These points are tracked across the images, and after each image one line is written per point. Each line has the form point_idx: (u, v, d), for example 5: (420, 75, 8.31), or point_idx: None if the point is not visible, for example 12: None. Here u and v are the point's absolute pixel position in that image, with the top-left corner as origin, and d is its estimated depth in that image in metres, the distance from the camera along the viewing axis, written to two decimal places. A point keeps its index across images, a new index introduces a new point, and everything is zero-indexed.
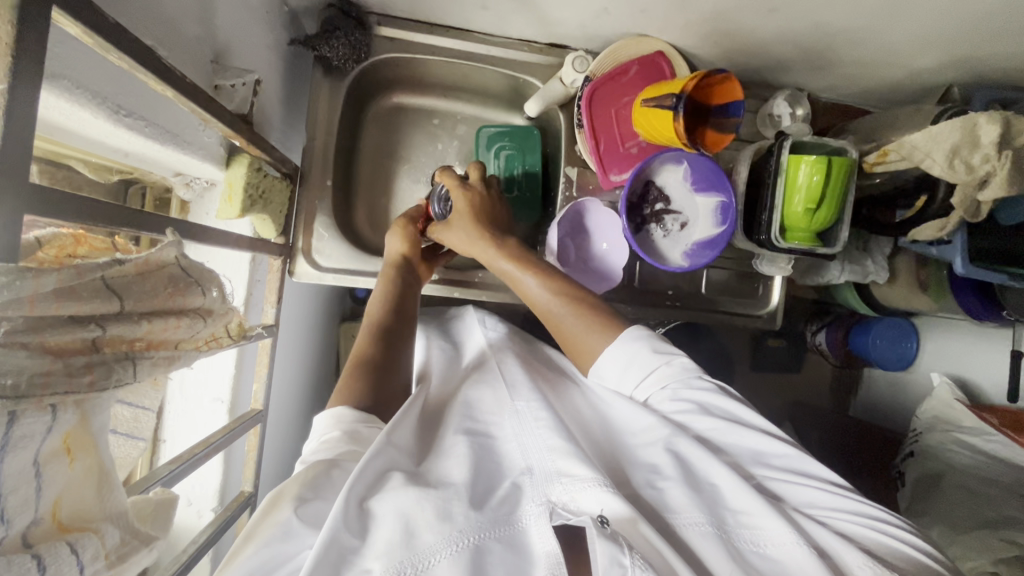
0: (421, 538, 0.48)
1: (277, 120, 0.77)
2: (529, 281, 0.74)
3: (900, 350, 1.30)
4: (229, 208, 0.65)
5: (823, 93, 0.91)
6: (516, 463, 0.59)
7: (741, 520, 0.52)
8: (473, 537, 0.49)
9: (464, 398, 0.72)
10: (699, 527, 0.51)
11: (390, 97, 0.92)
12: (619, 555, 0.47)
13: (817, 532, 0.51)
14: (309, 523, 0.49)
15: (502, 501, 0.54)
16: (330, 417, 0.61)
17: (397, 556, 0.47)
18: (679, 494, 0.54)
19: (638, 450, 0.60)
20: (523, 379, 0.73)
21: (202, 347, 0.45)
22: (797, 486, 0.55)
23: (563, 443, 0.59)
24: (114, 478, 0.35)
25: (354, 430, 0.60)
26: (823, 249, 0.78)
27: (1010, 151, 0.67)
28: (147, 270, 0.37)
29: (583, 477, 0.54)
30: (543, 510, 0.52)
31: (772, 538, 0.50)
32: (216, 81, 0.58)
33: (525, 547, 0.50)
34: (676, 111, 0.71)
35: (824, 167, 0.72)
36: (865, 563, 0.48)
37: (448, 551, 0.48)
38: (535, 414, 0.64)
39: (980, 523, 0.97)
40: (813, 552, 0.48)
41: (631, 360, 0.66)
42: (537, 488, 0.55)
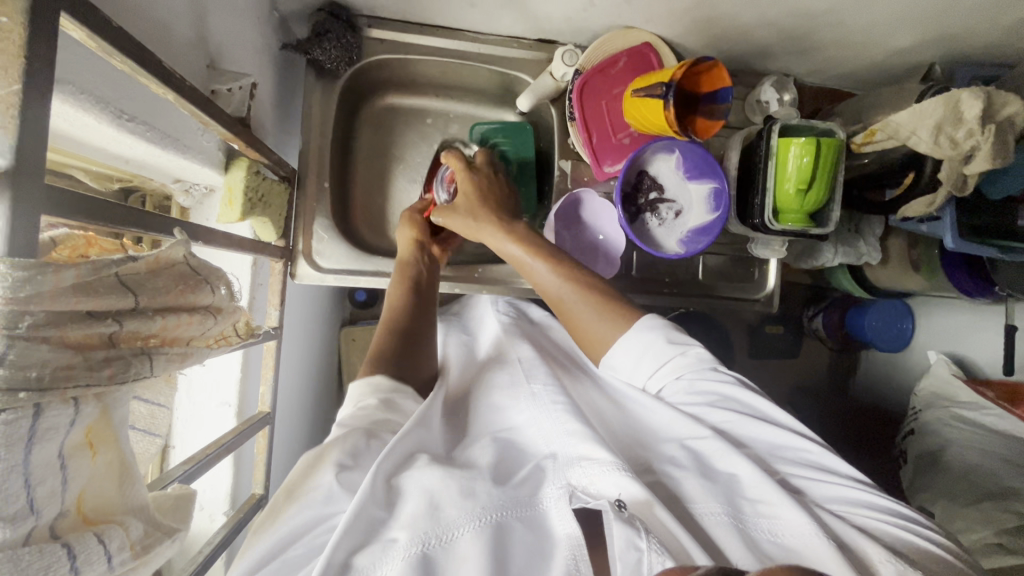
0: (445, 511, 0.50)
1: (271, 125, 0.78)
2: (539, 267, 0.74)
3: (896, 331, 1.32)
4: (230, 212, 0.66)
5: (808, 77, 0.93)
6: (539, 447, 0.62)
7: (759, 509, 0.54)
8: (496, 515, 0.51)
9: (485, 393, 0.74)
10: (716, 517, 0.54)
11: (381, 98, 0.93)
12: (635, 538, 0.49)
13: (835, 523, 0.53)
14: (349, 490, 0.51)
15: (524, 482, 0.56)
16: (365, 384, 0.63)
17: (422, 526, 0.49)
18: (695, 484, 0.57)
19: (659, 440, 0.63)
20: (542, 370, 0.75)
21: (212, 345, 0.45)
22: (820, 480, 0.58)
23: (583, 429, 0.61)
24: (136, 472, 0.36)
25: (389, 398, 0.62)
26: (817, 229, 0.79)
27: (992, 126, 0.69)
28: (158, 268, 0.37)
29: (603, 461, 0.56)
30: (563, 493, 0.54)
31: (790, 528, 0.52)
32: (213, 86, 0.59)
33: (545, 530, 0.53)
34: (665, 99, 0.72)
35: (813, 149, 0.73)
36: (886, 559, 0.50)
37: (471, 526, 0.50)
38: (554, 400, 0.67)
39: (983, 494, 1.00)
40: (832, 544, 0.50)
41: (649, 348, 0.68)
42: (558, 471, 0.57)
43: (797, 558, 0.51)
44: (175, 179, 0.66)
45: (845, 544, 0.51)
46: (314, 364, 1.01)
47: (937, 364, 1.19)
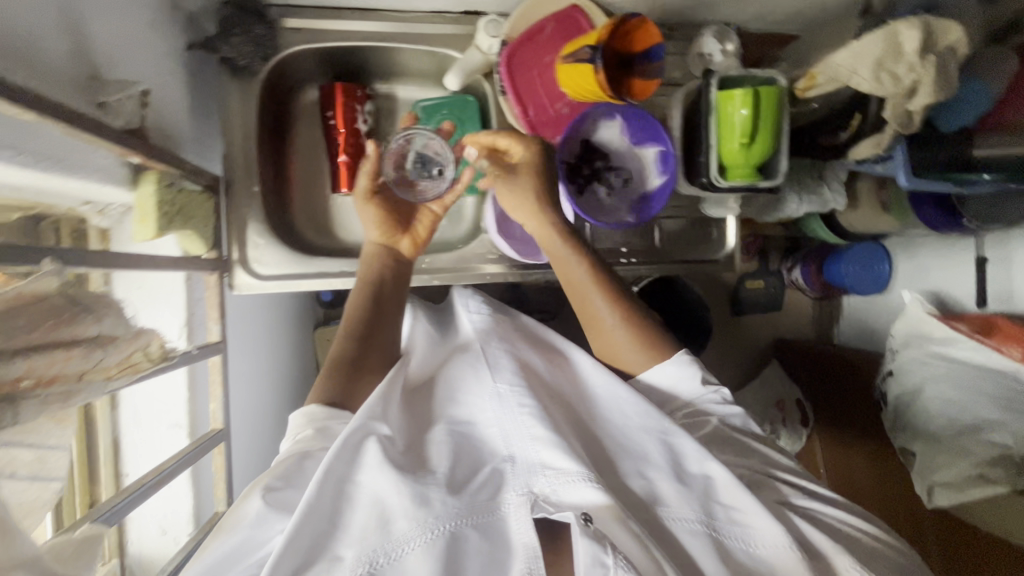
0: (396, 525, 0.51)
1: (188, 132, 0.74)
2: (597, 298, 0.73)
3: (874, 272, 1.29)
4: (144, 229, 0.63)
5: (751, 24, 0.89)
6: (499, 448, 0.61)
7: (733, 515, 0.58)
8: (450, 525, 0.52)
9: (445, 380, 0.71)
10: (689, 524, 0.57)
11: (309, 91, 0.89)
12: (602, 555, 0.51)
13: (806, 531, 0.59)
14: (275, 508, 0.53)
15: (482, 486, 0.56)
16: (302, 415, 0.63)
17: (370, 543, 0.50)
18: (668, 488, 0.59)
19: (626, 441, 0.64)
20: (507, 355, 0.71)
21: (114, 375, 0.43)
22: (795, 485, 0.64)
23: (548, 433, 0.60)
24: (17, 528, 0.33)
25: (325, 426, 0.62)
26: (765, 182, 0.77)
27: (932, 57, 0.66)
28: (20, 305, 0.35)
29: (568, 471, 0.56)
30: (523, 500, 0.55)
31: (764, 539, 0.57)
32: (99, 98, 0.55)
33: (502, 537, 0.53)
34: (594, 63, 0.68)
35: (751, 99, 0.71)
36: (854, 568, 0.56)
37: (421, 540, 0.51)
38: (520, 400, 0.64)
39: (960, 430, 0.98)
40: (800, 557, 0.55)
41: (679, 380, 0.70)
42: (517, 476, 0.58)
43: (766, 566, 0.56)
44: (85, 202, 0.63)
45: (818, 554, 0.58)
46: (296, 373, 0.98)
47: (911, 303, 1.15)
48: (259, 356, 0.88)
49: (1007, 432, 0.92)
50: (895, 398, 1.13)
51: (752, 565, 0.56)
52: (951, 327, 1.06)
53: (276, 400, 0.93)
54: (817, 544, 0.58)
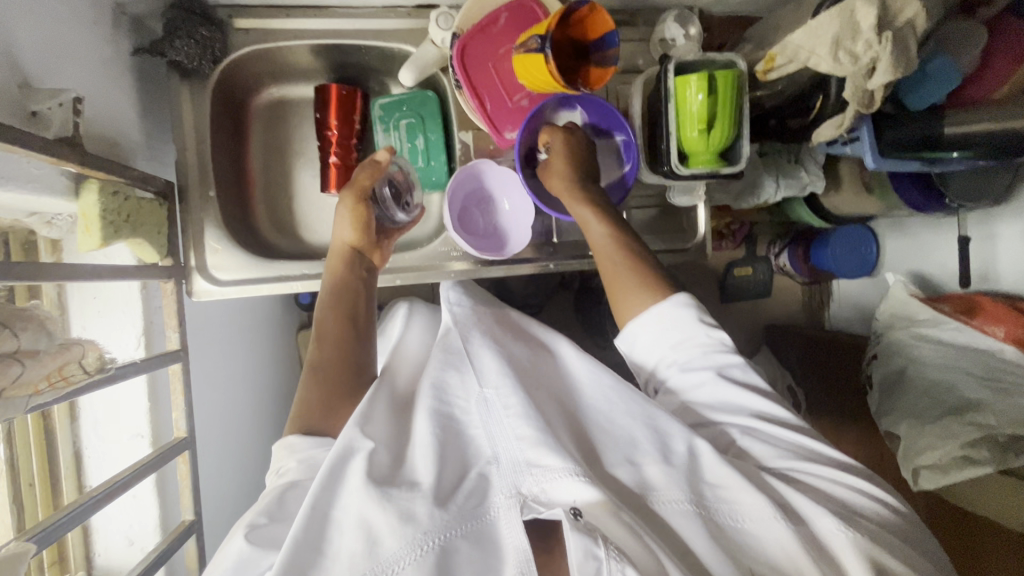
0: (386, 545, 0.53)
1: (139, 138, 0.74)
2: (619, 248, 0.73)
3: (860, 256, 1.27)
4: (89, 239, 0.62)
5: (713, 8, 0.88)
6: (483, 449, 0.63)
7: (720, 493, 0.59)
8: (440, 538, 0.54)
9: (429, 379, 0.70)
10: (678, 504, 0.58)
11: (267, 92, 0.88)
12: (592, 547, 0.52)
13: (794, 496, 0.58)
14: (260, 545, 0.55)
15: (469, 495, 0.58)
16: (282, 448, 0.64)
17: (360, 566, 0.52)
18: (656, 471, 0.60)
19: (612, 430, 0.65)
20: (488, 352, 0.71)
21: (41, 390, 0.42)
22: (771, 445, 0.63)
23: (533, 432, 0.60)
24: None
25: (308, 457, 0.63)
26: (728, 168, 0.75)
27: (890, 32, 0.64)
28: None
29: (555, 468, 0.57)
30: (513, 503, 0.56)
31: (751, 512, 0.57)
32: (31, 107, 0.54)
33: (494, 543, 0.55)
34: (543, 53, 0.67)
35: (707, 84, 0.69)
36: (839, 528, 0.56)
37: (412, 557, 0.52)
38: (506, 403, 0.64)
39: (944, 411, 0.96)
40: (791, 529, 0.56)
41: (668, 331, 0.68)
42: (503, 478, 0.59)
43: (757, 542, 0.57)
44: (30, 213, 0.62)
45: (802, 519, 0.57)
46: (265, 377, 0.97)
47: (894, 286, 1.15)
48: (229, 361, 0.88)
49: (993, 412, 0.91)
50: (879, 382, 1.11)
51: (744, 543, 0.57)
52: (934, 309, 1.06)
53: (249, 404, 0.92)
54: (801, 508, 0.58)
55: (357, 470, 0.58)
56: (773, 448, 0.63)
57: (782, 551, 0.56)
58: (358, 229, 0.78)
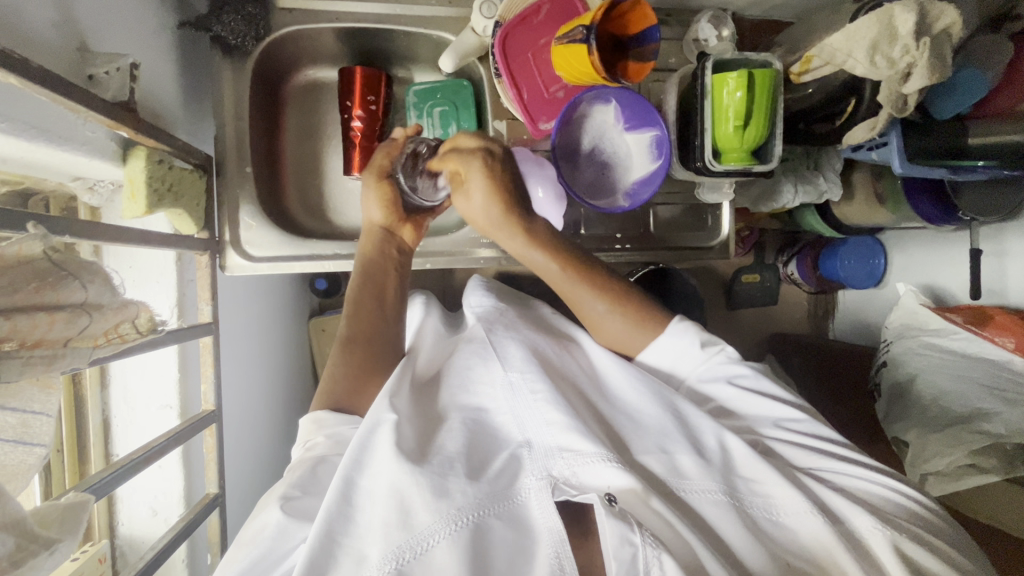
0: (419, 519, 0.52)
1: (179, 111, 0.74)
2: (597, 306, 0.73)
3: (869, 267, 1.29)
4: (134, 206, 0.62)
5: (746, 11, 0.89)
6: (513, 433, 0.61)
7: (755, 487, 0.60)
8: (474, 516, 0.53)
9: (456, 368, 0.69)
10: (711, 495, 0.58)
11: (303, 73, 0.88)
12: (629, 534, 0.52)
13: (826, 494, 0.59)
14: (295, 517, 0.54)
15: (500, 474, 0.57)
16: (311, 422, 0.64)
17: (395, 539, 0.51)
18: (689, 462, 0.60)
19: (640, 420, 0.65)
20: (515, 340, 0.71)
21: (99, 344, 0.42)
22: (803, 448, 0.64)
23: (563, 416, 0.60)
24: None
25: (338, 432, 0.63)
26: (759, 166, 0.76)
27: (928, 39, 0.65)
28: (3, 266, 0.35)
29: (585, 452, 0.57)
30: (544, 484, 0.56)
31: (786, 507, 0.58)
32: (88, 71, 0.55)
33: (525, 522, 0.54)
34: (588, 43, 0.68)
35: (746, 82, 0.70)
36: (876, 527, 0.56)
37: (446, 532, 0.51)
38: (532, 386, 0.63)
39: (951, 420, 0.97)
40: (825, 522, 0.56)
41: (683, 351, 0.71)
42: (534, 461, 0.58)
43: (789, 534, 0.58)
44: (74, 178, 0.62)
45: (838, 518, 0.58)
46: (280, 361, 0.97)
47: (905, 295, 1.14)
48: (253, 339, 0.88)
49: (1000, 421, 0.91)
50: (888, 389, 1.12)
51: (777, 533, 0.58)
52: (945, 319, 1.04)
53: (267, 386, 0.92)
54: (837, 509, 0.58)
55: (386, 442, 0.56)
56: (803, 450, 0.64)
57: (821, 546, 0.56)
58: (387, 208, 0.79)
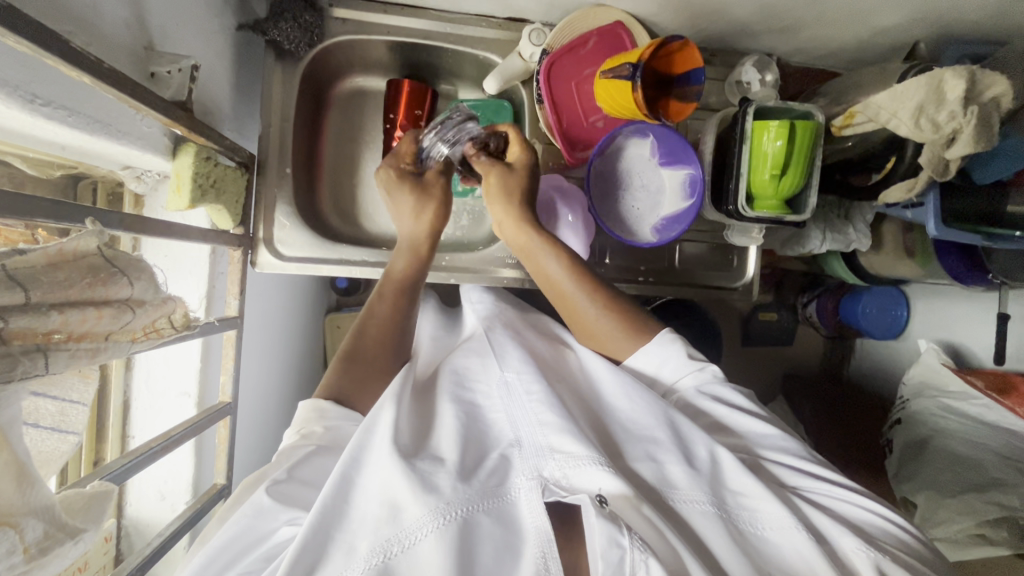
0: (407, 513, 0.49)
1: (228, 108, 0.76)
2: (582, 299, 0.70)
3: (890, 318, 1.26)
4: (179, 199, 0.64)
5: (791, 58, 0.90)
6: (505, 433, 0.59)
7: (742, 500, 0.56)
8: (462, 510, 0.50)
9: (450, 366, 0.68)
10: (700, 506, 0.55)
11: (349, 80, 0.90)
12: (617, 535, 0.50)
13: (815, 516, 0.56)
14: (280, 500, 0.51)
15: (491, 473, 0.54)
16: (311, 409, 0.60)
17: (383, 533, 0.48)
18: (679, 471, 0.56)
19: (632, 425, 0.61)
20: (512, 344, 0.69)
21: (139, 338, 0.44)
22: (789, 463, 0.61)
23: (556, 419, 0.58)
24: (36, 473, 0.34)
25: (337, 428, 0.60)
26: (793, 216, 0.76)
27: (977, 107, 0.64)
28: (60, 261, 0.36)
29: (578, 455, 0.54)
30: (534, 485, 0.53)
31: (772, 521, 0.55)
32: (151, 69, 0.57)
33: (514, 523, 0.52)
34: (633, 80, 0.69)
35: (787, 131, 0.70)
36: (860, 548, 0.53)
37: (433, 526, 0.49)
38: (528, 388, 0.62)
39: (966, 486, 0.93)
40: (810, 539, 0.53)
41: (668, 360, 0.68)
42: (525, 461, 0.55)
43: (777, 552, 0.54)
44: (124, 166, 0.63)
45: (824, 538, 0.55)
46: (294, 357, 0.98)
47: (927, 352, 1.10)
48: (271, 331, 0.89)
49: (1016, 493, 0.88)
50: (901, 447, 1.08)
51: (764, 549, 0.54)
52: (966, 381, 1.01)
53: (278, 380, 0.92)
54: (823, 528, 0.55)
55: (383, 436, 0.55)
56: (793, 468, 0.61)
57: (801, 560, 0.53)
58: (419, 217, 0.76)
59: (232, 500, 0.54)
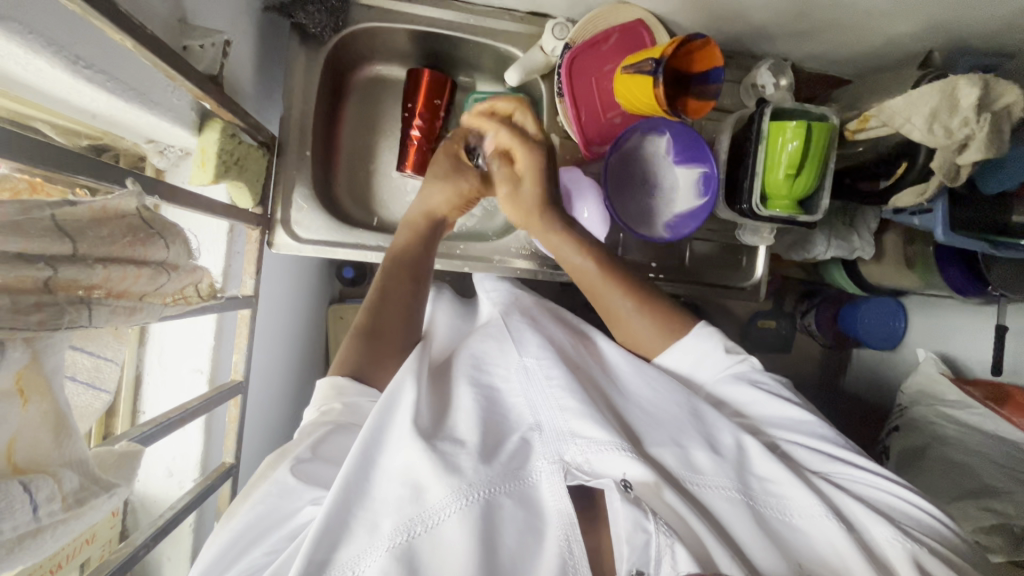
0: (431, 493, 0.50)
1: (250, 89, 0.77)
2: (619, 301, 0.72)
3: (887, 329, 1.26)
4: (203, 174, 0.65)
5: (805, 63, 0.91)
6: (525, 417, 0.60)
7: (769, 487, 0.57)
8: (485, 492, 0.51)
9: (468, 349, 0.69)
10: (726, 492, 0.56)
11: (369, 68, 0.91)
12: (642, 520, 0.50)
13: (847, 504, 0.56)
14: (305, 480, 0.51)
15: (512, 456, 0.55)
16: (329, 386, 0.60)
17: (407, 512, 0.49)
18: (704, 458, 0.57)
19: (654, 413, 0.62)
20: (531, 328, 0.70)
21: (168, 302, 0.44)
22: (819, 452, 0.61)
23: (576, 404, 0.58)
24: (73, 424, 0.34)
25: (355, 403, 0.60)
26: (806, 216, 0.77)
27: (989, 114, 0.66)
28: (104, 217, 0.37)
29: (600, 440, 0.55)
30: (556, 468, 0.54)
31: (800, 509, 0.55)
32: (184, 42, 0.58)
33: (536, 506, 0.52)
34: (656, 76, 0.70)
35: (804, 133, 0.71)
36: (895, 538, 0.54)
37: (457, 507, 0.49)
38: (547, 373, 0.62)
39: (962, 493, 0.94)
40: (840, 525, 0.53)
41: (706, 355, 0.68)
42: (546, 446, 0.56)
43: (808, 542, 0.55)
44: (148, 140, 0.63)
45: (854, 526, 0.55)
46: (300, 343, 0.98)
47: (925, 360, 1.11)
48: (281, 314, 0.89)
49: (1010, 500, 0.87)
50: (899, 453, 1.10)
51: (793, 538, 0.55)
52: (963, 391, 1.02)
53: (285, 365, 0.92)
54: (853, 516, 0.56)
55: (404, 418, 0.55)
56: (821, 455, 0.61)
57: (831, 548, 0.54)
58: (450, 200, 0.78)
59: (249, 480, 0.53)
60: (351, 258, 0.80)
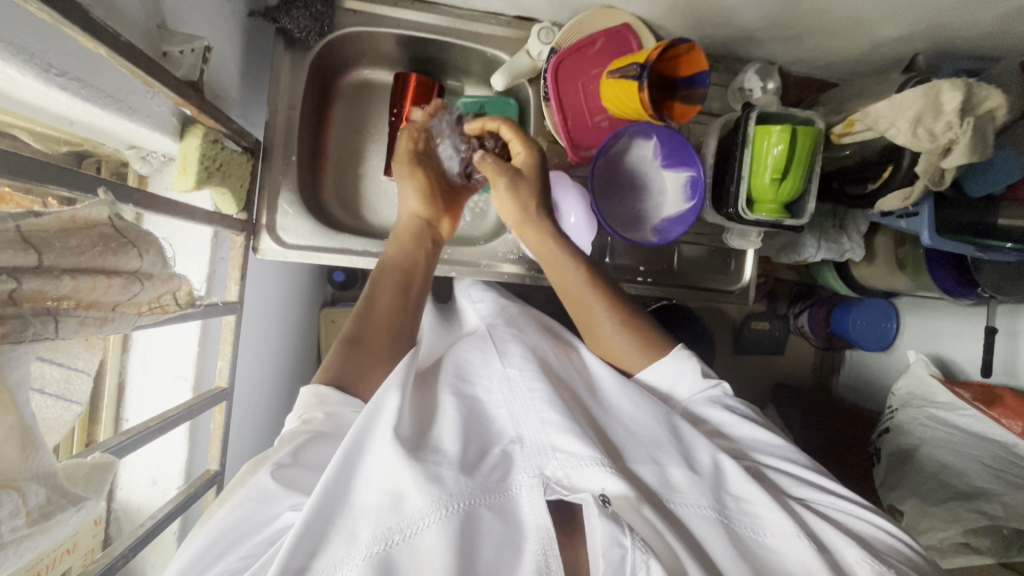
0: (410, 502, 0.49)
1: (235, 94, 0.77)
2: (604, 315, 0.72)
3: (879, 330, 1.27)
4: (184, 179, 0.64)
5: (793, 67, 0.91)
6: (506, 429, 0.60)
7: (744, 506, 0.57)
8: (464, 503, 0.50)
9: (452, 360, 0.69)
10: (701, 510, 0.55)
11: (357, 72, 0.91)
12: (619, 536, 0.50)
13: (820, 528, 0.56)
14: (285, 485, 0.51)
15: (493, 468, 0.54)
16: (311, 395, 0.60)
17: (384, 522, 0.48)
18: (681, 474, 0.57)
19: (635, 428, 0.62)
20: (515, 341, 0.70)
21: (144, 311, 0.44)
22: (794, 475, 0.61)
23: (558, 417, 0.58)
24: (40, 438, 0.34)
25: (337, 412, 0.59)
26: (791, 220, 0.77)
27: (972, 119, 0.66)
28: (73, 227, 0.37)
29: (580, 454, 0.55)
30: (536, 482, 0.54)
31: (773, 528, 0.55)
32: (164, 48, 0.58)
33: (514, 518, 0.52)
34: (640, 81, 0.70)
35: (789, 137, 0.71)
36: (863, 559, 0.54)
37: (435, 517, 0.49)
38: (529, 385, 0.62)
39: (952, 496, 0.94)
40: (813, 548, 0.53)
41: (685, 376, 0.68)
42: (527, 458, 0.56)
43: (779, 558, 0.54)
44: (130, 146, 0.62)
45: (827, 549, 0.55)
46: (289, 348, 0.97)
47: (916, 362, 1.10)
48: (269, 319, 0.88)
49: (999, 503, 0.88)
50: (890, 455, 1.10)
51: (764, 556, 0.54)
52: (954, 393, 1.01)
53: (272, 370, 0.92)
54: (825, 538, 0.56)
55: (387, 423, 0.54)
56: (796, 478, 0.61)
57: (802, 566, 0.53)
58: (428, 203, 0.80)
59: (229, 484, 0.53)
60: (335, 263, 0.79)
